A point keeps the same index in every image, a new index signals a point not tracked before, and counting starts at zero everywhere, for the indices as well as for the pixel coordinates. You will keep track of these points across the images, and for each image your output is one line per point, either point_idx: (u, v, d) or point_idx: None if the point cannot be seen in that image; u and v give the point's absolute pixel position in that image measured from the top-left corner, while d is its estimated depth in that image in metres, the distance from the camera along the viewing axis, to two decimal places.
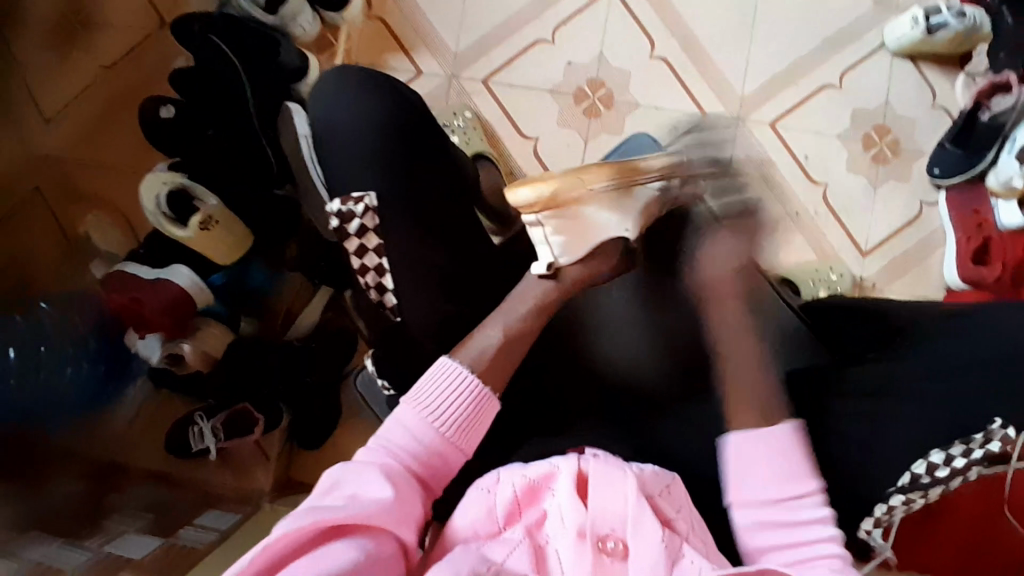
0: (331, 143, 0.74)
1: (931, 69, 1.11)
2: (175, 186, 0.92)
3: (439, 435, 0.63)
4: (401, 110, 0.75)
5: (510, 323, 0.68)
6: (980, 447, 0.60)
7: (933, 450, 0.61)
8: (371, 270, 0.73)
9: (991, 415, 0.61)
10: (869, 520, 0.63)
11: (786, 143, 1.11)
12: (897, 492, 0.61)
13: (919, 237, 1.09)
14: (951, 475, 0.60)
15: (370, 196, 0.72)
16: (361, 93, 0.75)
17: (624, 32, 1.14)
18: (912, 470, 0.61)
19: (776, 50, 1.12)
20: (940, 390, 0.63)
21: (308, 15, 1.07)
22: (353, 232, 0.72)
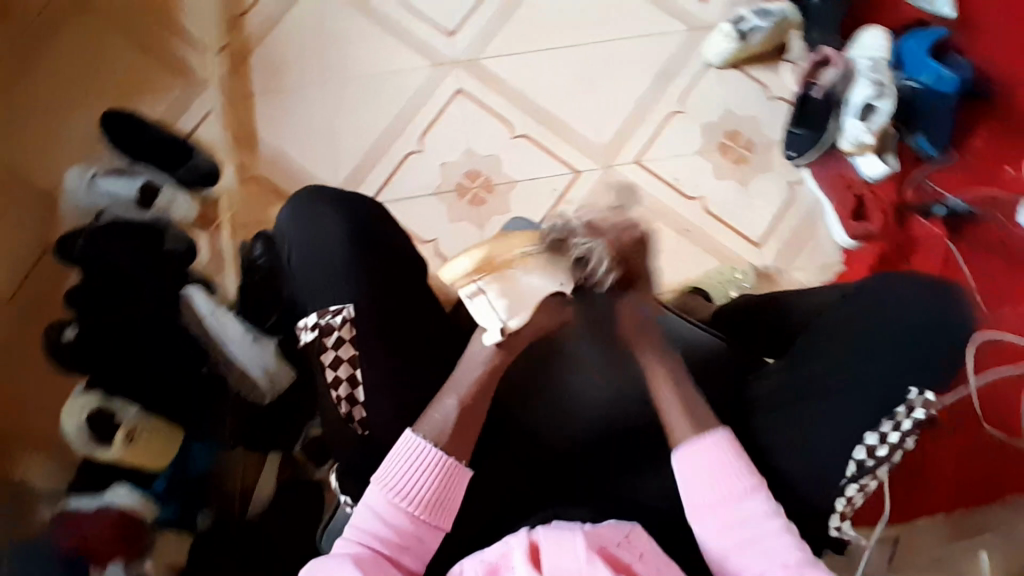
0: (309, 262, 0.74)
1: (757, 70, 1.23)
2: (93, 407, 0.90)
3: (409, 516, 0.64)
4: (359, 228, 0.74)
5: (463, 391, 0.69)
6: (906, 418, 0.66)
7: (864, 434, 0.66)
8: (343, 381, 0.70)
9: (907, 386, 0.66)
10: (835, 516, 0.69)
11: (656, 173, 1.19)
12: (849, 482, 0.67)
13: (801, 215, 1.17)
14: (891, 451, 0.66)
15: (348, 307, 0.71)
16: (333, 211, 0.75)
17: (483, 123, 1.22)
18: (855, 458, 0.66)
19: (620, 97, 1.23)
20: (869, 372, 0.67)
21: (183, 198, 1.11)
22: (330, 344, 0.70)
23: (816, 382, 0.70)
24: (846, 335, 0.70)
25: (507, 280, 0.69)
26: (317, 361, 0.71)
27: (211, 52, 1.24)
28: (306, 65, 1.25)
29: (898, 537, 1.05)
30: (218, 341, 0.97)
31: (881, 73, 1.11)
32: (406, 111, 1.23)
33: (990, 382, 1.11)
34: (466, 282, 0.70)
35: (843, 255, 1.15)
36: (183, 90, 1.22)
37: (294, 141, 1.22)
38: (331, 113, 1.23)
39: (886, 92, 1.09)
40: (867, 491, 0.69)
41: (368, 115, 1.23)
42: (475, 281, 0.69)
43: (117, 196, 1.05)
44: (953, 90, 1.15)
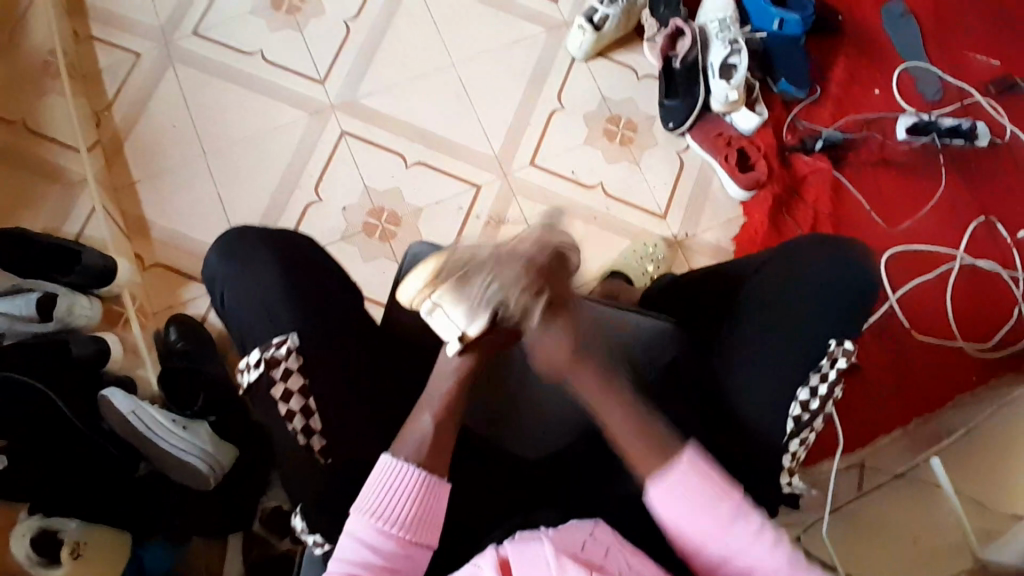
0: (245, 307, 0.72)
1: (622, 54, 1.28)
2: (34, 531, 0.87)
3: (392, 538, 0.63)
4: (292, 259, 0.74)
5: (438, 408, 0.69)
6: (831, 369, 0.72)
7: (798, 390, 0.72)
8: (297, 413, 0.68)
9: (826, 339, 0.72)
10: (784, 474, 0.75)
11: (552, 171, 1.23)
12: (790, 438, 0.73)
13: (694, 178, 1.23)
14: (822, 403, 0.72)
15: (291, 337, 0.69)
16: (264, 251, 0.73)
17: (375, 159, 1.24)
18: (793, 415, 0.72)
19: (501, 107, 1.26)
20: (788, 324, 0.73)
21: (82, 302, 1.07)
22: (278, 377, 0.68)
23: (737, 343, 0.75)
24: (761, 295, 0.76)
25: (448, 292, 0.67)
26: (264, 398, 0.68)
27: (81, 151, 1.20)
28: (183, 142, 1.24)
29: (863, 463, 1.09)
30: (147, 437, 0.91)
31: (730, 32, 1.21)
32: (296, 164, 1.23)
33: (906, 293, 1.18)
34: (416, 297, 0.69)
35: (742, 207, 1.21)
36: (62, 196, 1.18)
37: (190, 218, 1.20)
38: (222, 183, 1.22)
39: (740, 49, 1.19)
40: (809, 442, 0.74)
41: (259, 176, 1.22)
42: (427, 299, 0.68)
43: (14, 315, 0.98)
44: (800, 31, 1.25)
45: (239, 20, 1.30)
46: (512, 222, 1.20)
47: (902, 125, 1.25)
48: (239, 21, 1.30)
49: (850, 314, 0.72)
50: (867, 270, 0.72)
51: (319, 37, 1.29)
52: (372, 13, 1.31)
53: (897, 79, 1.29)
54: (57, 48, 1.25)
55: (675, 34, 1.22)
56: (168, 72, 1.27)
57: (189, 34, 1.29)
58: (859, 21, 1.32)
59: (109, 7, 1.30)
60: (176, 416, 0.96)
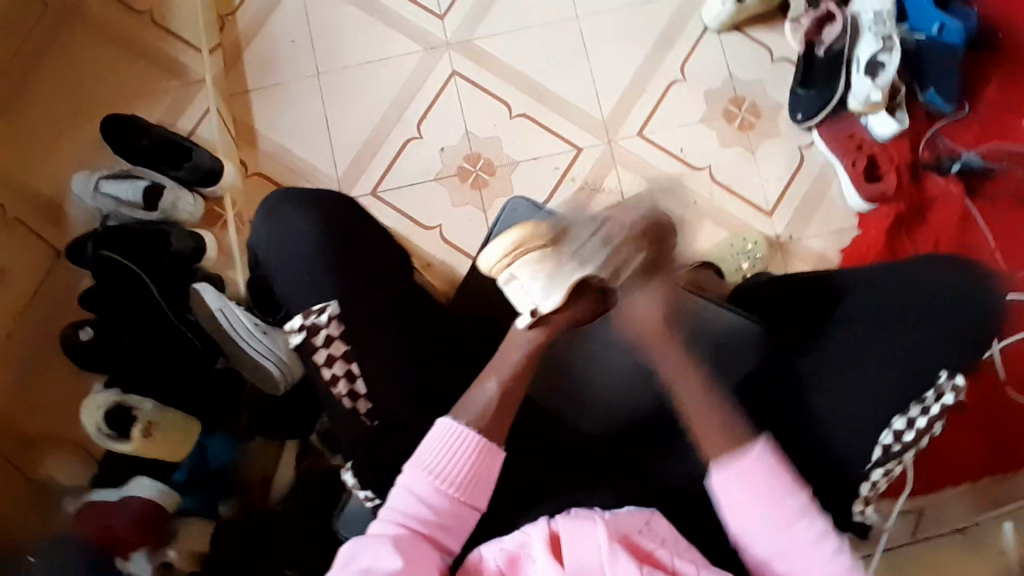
0: (284, 265, 0.73)
1: (758, 32, 1.20)
2: (111, 404, 0.91)
3: (446, 496, 0.63)
4: (337, 220, 0.74)
5: (504, 374, 0.68)
6: (936, 403, 0.67)
7: (893, 418, 0.67)
8: (342, 377, 0.70)
9: (937, 370, 0.67)
10: (859, 500, 0.69)
11: (659, 145, 1.17)
12: (874, 467, 0.68)
13: (811, 179, 1.15)
14: (918, 435, 0.66)
15: (331, 305, 0.70)
16: (305, 210, 0.74)
17: (481, 104, 1.21)
18: (882, 442, 0.67)
19: (618, 69, 1.20)
20: (897, 344, 0.69)
21: (186, 198, 1.10)
22: (320, 343, 0.69)
23: (839, 354, 0.71)
24: (870, 312, 0.71)
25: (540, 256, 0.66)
26: (310, 361, 0.70)
27: (202, 51, 1.23)
28: (298, 59, 1.24)
29: (922, 510, 1.01)
30: (227, 333, 0.95)
31: (885, 27, 1.08)
32: (403, 96, 1.22)
33: (1017, 344, 1.06)
34: (499, 267, 0.67)
35: (858, 220, 1.12)
36: (178, 92, 1.22)
37: (293, 134, 1.21)
38: (328, 104, 1.22)
39: (892, 47, 1.07)
40: (892, 475, 0.69)
41: (365, 102, 1.22)
42: (506, 267, 0.67)
43: (122, 199, 1.07)
44: (960, 41, 1.12)
45: None
46: (608, 191, 1.16)
47: None
48: None
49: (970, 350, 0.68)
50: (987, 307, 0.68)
51: None
52: None
53: None
54: None
55: (822, 21, 1.13)
56: None
57: None
58: None
59: None
60: (261, 321, 0.99)
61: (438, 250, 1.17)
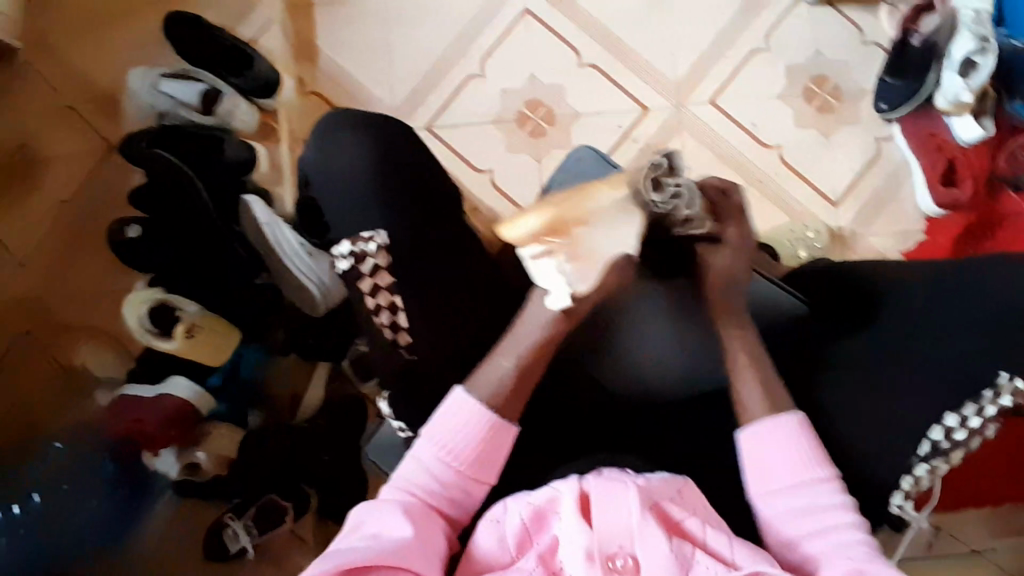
0: (334, 188, 0.73)
1: (854, 10, 1.13)
2: (155, 302, 0.92)
3: (452, 469, 0.62)
4: (382, 150, 0.73)
5: (523, 348, 0.66)
6: (991, 404, 0.63)
7: (947, 414, 0.64)
8: (385, 308, 0.69)
9: (997, 369, 0.63)
10: (899, 495, 0.65)
11: (729, 116, 1.12)
12: (920, 460, 0.64)
13: (883, 173, 1.10)
14: (968, 436, 0.63)
15: (380, 233, 0.70)
16: (355, 132, 0.74)
17: (550, 49, 1.16)
18: (930, 437, 0.64)
19: (699, 30, 1.14)
20: (960, 351, 0.65)
21: (243, 107, 1.08)
22: (366, 271, 0.69)
23: (905, 357, 0.66)
24: (945, 317, 0.66)
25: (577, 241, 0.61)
26: (353, 289, 0.70)
27: None
28: None
29: (938, 524, 1.01)
30: (274, 248, 0.95)
31: (985, 27, 0.99)
32: (471, 30, 1.17)
33: None
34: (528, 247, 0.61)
35: (925, 223, 1.08)
36: None
37: (355, 53, 1.18)
38: (394, 27, 1.18)
39: (990, 48, 0.97)
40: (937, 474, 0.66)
41: (431, 31, 1.18)
42: (543, 245, 0.60)
43: (180, 101, 1.04)
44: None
45: None
46: (669, 157, 1.12)
47: None
48: None
49: None
50: None
51: None
52: None
53: None
54: None
55: (920, 11, 1.06)
56: None
57: None
58: None
59: None
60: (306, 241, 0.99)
61: (487, 195, 1.15)
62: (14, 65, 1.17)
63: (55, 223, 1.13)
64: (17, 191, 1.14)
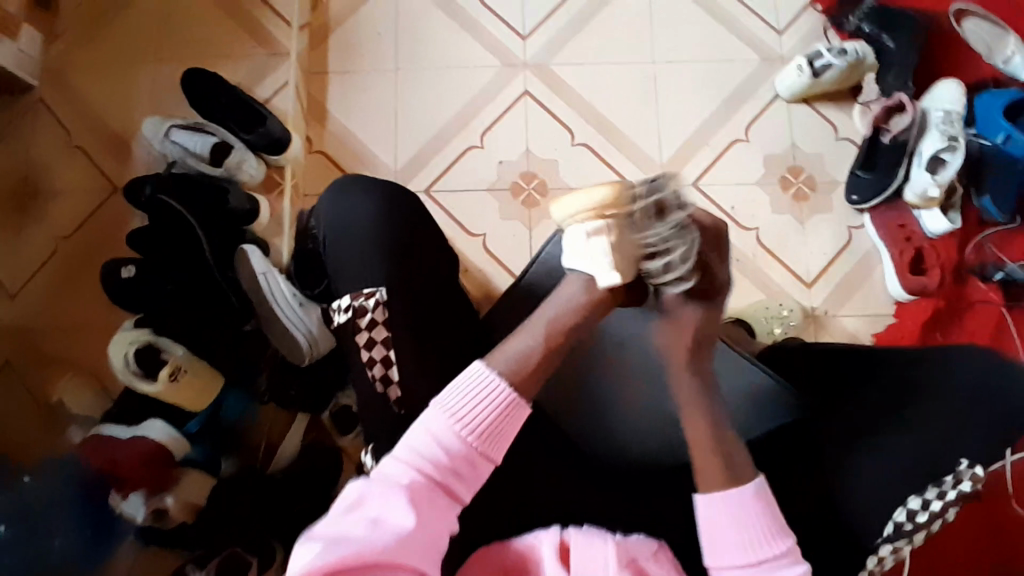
0: (339, 239, 0.76)
1: (827, 109, 1.22)
2: (142, 343, 0.91)
3: (464, 444, 0.58)
4: (391, 205, 0.77)
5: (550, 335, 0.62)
6: (953, 488, 0.63)
7: (910, 497, 0.64)
8: (378, 362, 0.70)
9: (957, 456, 0.64)
10: (863, 575, 0.65)
11: (711, 197, 1.19)
12: (884, 542, 0.64)
13: (855, 259, 1.16)
14: (931, 519, 0.62)
15: (380, 291, 0.72)
16: (369, 192, 0.77)
17: (546, 127, 1.24)
18: (895, 518, 0.64)
19: (684, 118, 1.23)
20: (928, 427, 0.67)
21: (252, 161, 1.12)
22: (363, 326, 0.71)
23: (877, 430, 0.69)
24: (912, 391, 0.70)
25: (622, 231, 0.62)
26: (350, 341, 0.71)
27: (293, 27, 1.27)
28: (380, 51, 1.28)
29: None
30: (267, 299, 0.95)
31: (953, 127, 1.09)
32: (473, 105, 1.25)
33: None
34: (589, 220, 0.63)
35: (895, 307, 1.14)
36: (262, 59, 1.26)
37: (362, 119, 1.25)
38: (401, 97, 1.26)
39: (957, 146, 1.08)
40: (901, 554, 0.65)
41: (435, 103, 1.26)
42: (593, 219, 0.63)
43: (189, 150, 1.09)
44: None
45: None
46: None
47: None
48: None
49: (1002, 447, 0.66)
50: None
51: None
52: None
53: None
54: None
55: (891, 110, 1.14)
56: None
57: None
58: None
59: None
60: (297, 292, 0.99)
61: (479, 258, 1.19)
62: (31, 106, 1.22)
63: (52, 258, 1.15)
64: (17, 224, 1.16)
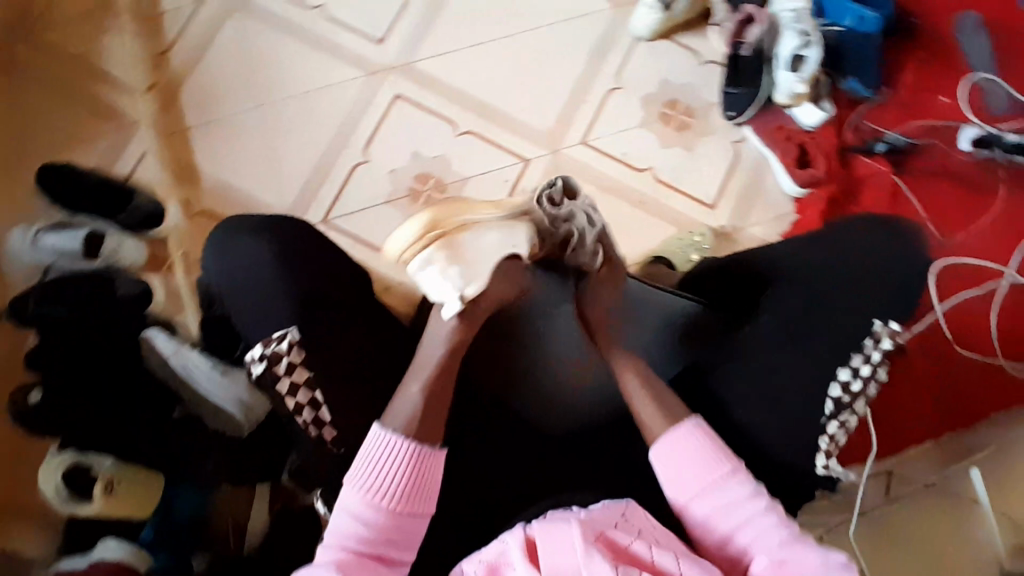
0: (242, 293, 0.72)
1: (686, 38, 1.25)
2: (67, 466, 0.87)
3: (382, 510, 0.63)
4: (284, 246, 0.74)
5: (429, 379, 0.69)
6: (875, 350, 0.71)
7: (839, 369, 0.71)
8: (306, 406, 0.68)
9: (871, 321, 0.72)
10: (822, 455, 0.71)
11: (603, 150, 1.21)
12: (829, 420, 0.71)
13: (748, 170, 1.20)
14: (863, 384, 0.70)
15: (291, 331, 0.69)
16: (263, 235, 0.74)
17: (427, 125, 1.22)
18: (832, 395, 0.71)
19: (558, 81, 1.24)
20: (840, 311, 0.72)
21: (129, 243, 1.06)
22: (282, 372, 0.68)
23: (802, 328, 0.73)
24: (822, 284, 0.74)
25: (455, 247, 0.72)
26: (274, 388, 0.69)
27: (136, 93, 1.21)
28: (236, 92, 1.23)
29: (889, 471, 1.09)
30: (187, 379, 0.95)
31: (804, 22, 1.14)
32: (348, 122, 1.22)
33: (956, 304, 1.16)
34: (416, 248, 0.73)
35: (794, 204, 1.18)
36: (114, 135, 1.19)
37: (236, 168, 1.20)
38: (271, 136, 1.21)
39: (812, 40, 1.13)
40: (849, 427, 0.72)
41: (309, 132, 1.21)
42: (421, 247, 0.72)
43: (60, 250, 1.01)
44: (874, 30, 1.21)
45: None
46: None
47: (965, 138, 1.21)
48: None
49: (904, 309, 0.73)
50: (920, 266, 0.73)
51: None
52: None
53: (968, 87, 1.25)
54: None
55: (743, 22, 1.19)
56: (226, 20, 1.25)
57: None
58: (934, 22, 1.27)
59: None
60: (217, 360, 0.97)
61: (395, 272, 1.17)
62: None
63: None
64: None
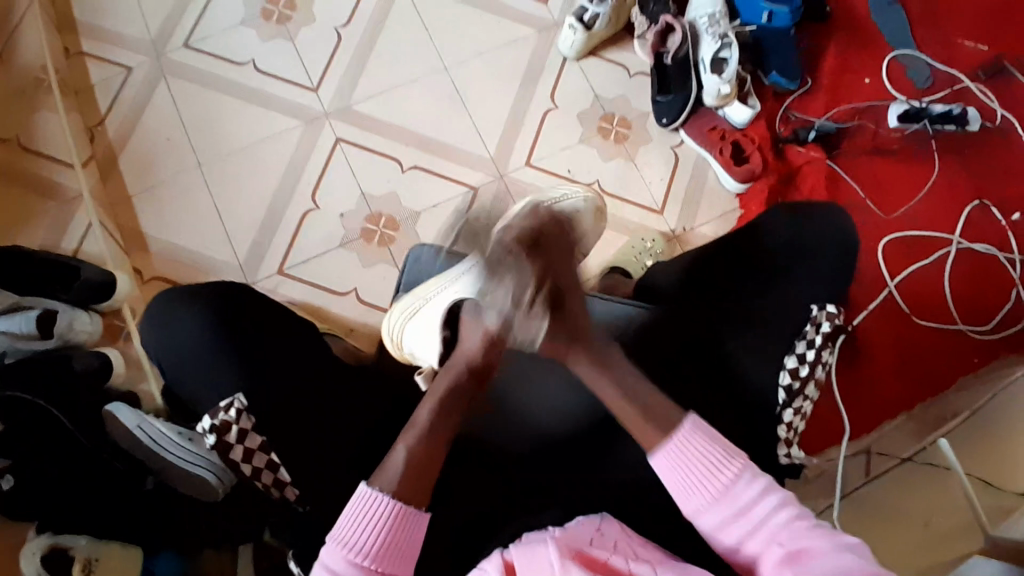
0: (185, 357, 0.74)
1: (612, 53, 1.29)
2: (45, 549, 0.82)
3: (360, 568, 0.62)
4: (222, 312, 0.75)
5: (414, 439, 0.70)
6: (817, 334, 0.74)
7: (785, 358, 0.74)
8: (264, 469, 0.70)
9: (809, 305, 0.75)
10: (781, 444, 0.74)
11: (547, 170, 1.24)
12: (784, 408, 0.73)
13: (689, 173, 1.24)
14: (810, 368, 0.73)
15: (238, 398, 0.71)
16: (191, 304, 0.76)
17: (374, 163, 1.24)
18: (783, 383, 0.73)
19: (495, 109, 1.26)
20: (778, 302, 0.76)
21: (82, 317, 1.07)
22: (235, 440, 0.69)
23: (747, 322, 0.76)
24: (758, 279, 0.78)
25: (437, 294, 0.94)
26: (227, 460, 0.70)
27: (76, 166, 1.20)
28: (177, 155, 1.23)
29: (869, 448, 1.11)
30: (152, 448, 0.91)
31: (720, 26, 1.22)
32: (294, 169, 1.23)
33: (905, 279, 1.20)
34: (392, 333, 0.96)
35: (738, 199, 1.22)
36: (58, 213, 1.18)
37: (187, 229, 1.20)
38: (218, 193, 1.22)
39: (731, 43, 1.20)
40: (804, 412, 0.75)
41: (254, 185, 1.22)
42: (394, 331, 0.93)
43: (15, 334, 0.97)
44: (788, 24, 1.26)
45: (230, 31, 1.29)
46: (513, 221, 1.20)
47: (892, 114, 1.26)
48: (230, 32, 1.29)
49: (839, 291, 0.76)
50: (852, 248, 0.77)
51: (310, 46, 1.29)
52: (362, 19, 1.30)
53: (888, 65, 1.30)
54: (49, 64, 1.24)
55: (664, 31, 1.22)
56: (160, 84, 1.26)
57: (180, 46, 1.28)
58: (846, 10, 1.33)
59: (95, 20, 1.28)
60: (182, 429, 0.95)
61: (358, 314, 1.18)
62: None
63: None
64: None
